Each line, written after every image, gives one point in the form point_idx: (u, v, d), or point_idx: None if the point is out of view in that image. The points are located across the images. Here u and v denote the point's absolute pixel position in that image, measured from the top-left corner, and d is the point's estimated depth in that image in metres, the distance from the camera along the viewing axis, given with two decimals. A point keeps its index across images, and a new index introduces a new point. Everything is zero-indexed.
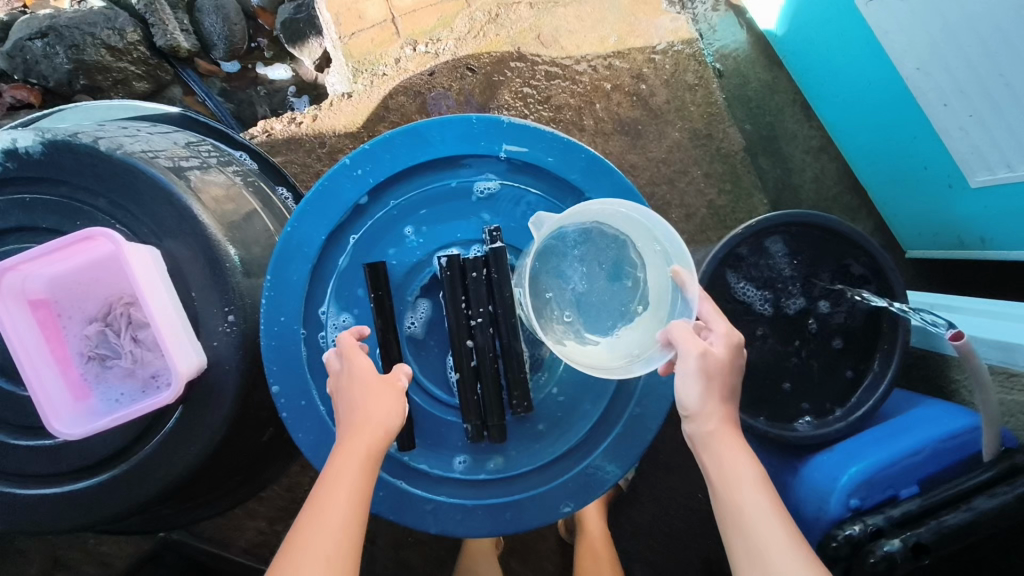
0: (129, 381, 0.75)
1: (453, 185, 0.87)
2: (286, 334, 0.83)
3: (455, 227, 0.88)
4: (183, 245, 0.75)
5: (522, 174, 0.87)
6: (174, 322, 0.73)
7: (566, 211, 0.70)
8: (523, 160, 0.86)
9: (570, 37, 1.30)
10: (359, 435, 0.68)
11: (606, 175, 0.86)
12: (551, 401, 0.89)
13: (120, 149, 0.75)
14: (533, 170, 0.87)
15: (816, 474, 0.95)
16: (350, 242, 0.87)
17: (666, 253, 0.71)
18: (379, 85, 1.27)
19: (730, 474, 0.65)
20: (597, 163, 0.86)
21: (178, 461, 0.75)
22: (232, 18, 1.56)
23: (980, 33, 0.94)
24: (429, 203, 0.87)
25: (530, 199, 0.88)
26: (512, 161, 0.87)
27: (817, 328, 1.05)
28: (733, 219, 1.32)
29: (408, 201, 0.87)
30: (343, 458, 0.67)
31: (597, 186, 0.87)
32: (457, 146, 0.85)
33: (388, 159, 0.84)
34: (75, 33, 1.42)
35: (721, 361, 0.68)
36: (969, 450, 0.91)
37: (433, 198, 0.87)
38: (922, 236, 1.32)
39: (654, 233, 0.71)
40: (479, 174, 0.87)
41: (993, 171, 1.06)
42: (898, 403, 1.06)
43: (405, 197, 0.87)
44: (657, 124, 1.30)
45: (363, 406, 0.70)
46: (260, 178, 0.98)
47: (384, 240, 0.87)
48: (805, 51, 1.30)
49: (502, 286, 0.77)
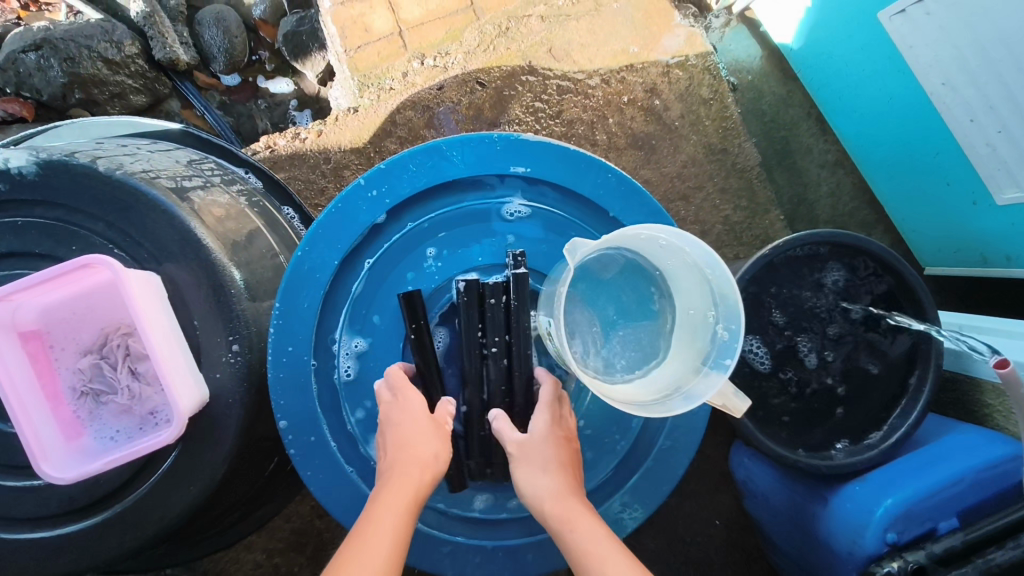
0: (126, 417, 0.69)
1: (472, 206, 0.79)
2: (296, 364, 0.77)
3: (475, 250, 0.80)
4: (187, 270, 0.72)
5: (551, 193, 0.79)
6: (175, 355, 0.68)
7: (604, 238, 0.62)
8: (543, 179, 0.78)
9: (582, 51, 1.27)
10: (405, 471, 0.63)
11: (639, 197, 0.78)
12: (577, 435, 0.83)
13: (120, 170, 0.72)
14: (555, 190, 0.79)
15: (848, 505, 0.90)
16: (365, 267, 0.79)
17: (709, 282, 0.64)
18: (385, 99, 1.25)
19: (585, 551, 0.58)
20: (626, 182, 0.77)
21: (179, 501, 0.71)
22: (232, 30, 1.54)
23: (1012, 48, 0.92)
24: (448, 224, 0.79)
25: (555, 221, 0.80)
26: (539, 179, 0.78)
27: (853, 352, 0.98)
28: (749, 236, 1.28)
29: (426, 222, 0.79)
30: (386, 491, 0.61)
31: (629, 209, 0.78)
32: (478, 165, 0.77)
33: (405, 179, 0.76)
34: (71, 46, 1.39)
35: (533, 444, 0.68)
36: (1010, 480, 0.86)
37: (451, 219, 0.79)
38: (941, 253, 1.27)
39: (695, 260, 0.64)
40: (498, 194, 0.79)
41: (1022, 188, 1.03)
42: (930, 429, 1.01)
43: (423, 219, 0.79)
44: (671, 139, 1.27)
45: (408, 442, 0.66)
46: (265, 198, 0.95)
47: (401, 265, 0.80)
48: (821, 66, 1.27)
49: (523, 314, 0.70)
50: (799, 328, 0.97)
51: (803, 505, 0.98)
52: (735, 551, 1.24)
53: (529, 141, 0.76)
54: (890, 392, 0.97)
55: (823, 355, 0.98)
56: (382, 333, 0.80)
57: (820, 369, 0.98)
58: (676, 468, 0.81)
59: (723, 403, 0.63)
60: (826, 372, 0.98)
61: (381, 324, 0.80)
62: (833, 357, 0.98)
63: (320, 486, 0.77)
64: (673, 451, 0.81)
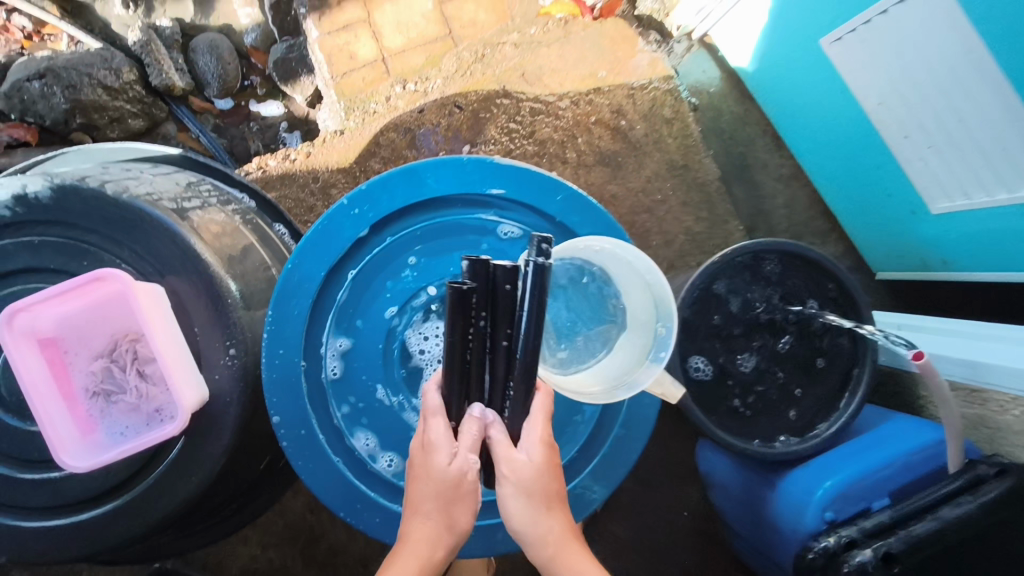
0: (133, 415, 0.77)
1: (446, 222, 0.87)
2: (288, 366, 0.83)
3: (449, 260, 0.88)
4: (188, 282, 0.80)
5: (516, 211, 0.87)
6: (178, 359, 0.76)
7: (555, 249, 0.74)
8: (509, 198, 0.86)
9: (553, 75, 1.37)
10: (415, 543, 0.68)
11: (593, 210, 0.86)
12: None
13: (126, 193, 0.80)
14: (519, 208, 0.87)
15: (793, 488, 0.99)
16: (350, 277, 0.86)
17: (648, 288, 0.75)
18: (369, 122, 1.34)
19: None
20: (582, 198, 0.85)
21: (182, 489, 0.78)
22: (225, 57, 1.63)
23: (935, 74, 1.00)
24: (424, 238, 0.87)
25: (521, 235, 0.88)
26: (504, 196, 0.86)
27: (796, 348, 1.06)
28: (710, 245, 1.38)
29: (404, 237, 0.86)
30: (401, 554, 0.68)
31: (586, 221, 0.86)
32: (451, 185, 0.84)
33: (386, 199, 0.83)
34: (72, 74, 1.48)
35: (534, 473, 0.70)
36: (936, 462, 0.96)
37: (427, 233, 0.87)
38: (888, 258, 1.37)
39: (636, 270, 0.75)
40: (469, 210, 0.87)
41: (952, 199, 1.12)
42: (869, 418, 1.10)
43: (402, 234, 0.86)
44: (636, 156, 1.36)
45: (423, 507, 0.69)
46: (257, 216, 1.03)
47: (382, 275, 0.87)
48: (776, 85, 1.36)
49: (540, 316, 0.64)
50: (751, 331, 1.05)
51: (755, 490, 1.07)
52: (702, 539, 1.32)
53: (495, 162, 0.84)
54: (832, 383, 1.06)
55: (773, 355, 1.06)
56: (366, 335, 0.87)
57: (770, 364, 1.06)
58: (631, 455, 0.89)
59: (662, 391, 0.76)
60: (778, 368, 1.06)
61: (365, 328, 0.87)
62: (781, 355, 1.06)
63: (308, 474, 0.84)
64: (627, 438, 0.89)
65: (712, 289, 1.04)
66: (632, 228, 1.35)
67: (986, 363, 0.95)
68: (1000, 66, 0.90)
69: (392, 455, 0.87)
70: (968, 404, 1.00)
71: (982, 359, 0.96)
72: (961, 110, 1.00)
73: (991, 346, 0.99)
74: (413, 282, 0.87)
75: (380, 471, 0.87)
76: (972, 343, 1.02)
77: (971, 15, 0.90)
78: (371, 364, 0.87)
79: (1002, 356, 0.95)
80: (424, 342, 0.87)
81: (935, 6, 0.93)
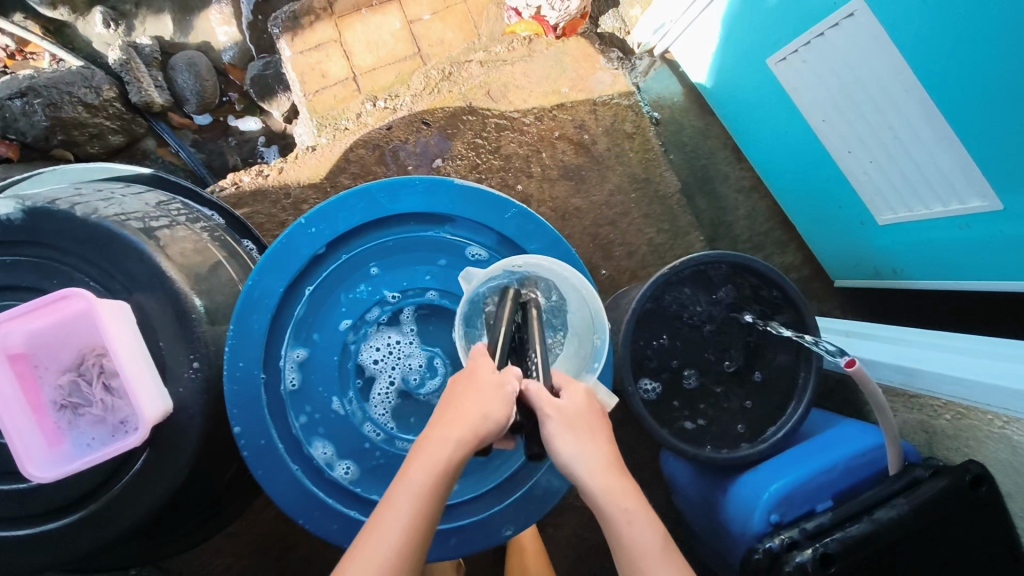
0: (99, 426, 0.81)
1: (400, 240, 0.93)
2: (248, 378, 0.86)
3: (402, 277, 0.94)
4: (155, 298, 0.84)
5: (467, 229, 0.93)
6: (142, 372, 0.80)
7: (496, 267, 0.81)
8: (461, 217, 0.91)
9: (517, 92, 1.42)
10: (454, 428, 0.64)
11: (541, 228, 0.91)
12: None
13: (95, 214, 0.84)
14: (471, 227, 0.93)
15: (743, 491, 1.03)
16: (307, 293, 0.91)
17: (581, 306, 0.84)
18: (340, 138, 1.38)
19: (631, 549, 0.63)
20: (530, 217, 0.91)
21: (147, 498, 0.82)
22: (203, 74, 1.67)
23: (870, 92, 1.05)
24: (378, 255, 0.93)
25: (472, 252, 0.94)
26: (456, 215, 0.91)
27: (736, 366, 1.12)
28: (671, 255, 1.44)
29: (359, 254, 0.92)
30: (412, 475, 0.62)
31: (534, 239, 0.91)
32: (403, 205, 0.90)
33: (342, 218, 0.89)
34: (53, 92, 1.50)
35: (579, 410, 0.68)
36: (877, 466, 1.00)
37: (382, 250, 0.93)
38: (844, 266, 1.41)
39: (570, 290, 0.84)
40: (422, 228, 0.93)
41: (896, 211, 1.16)
42: (819, 423, 1.14)
43: (356, 251, 0.92)
44: (599, 170, 1.42)
45: (463, 408, 0.65)
46: (226, 233, 1.07)
47: (338, 291, 0.93)
48: (732, 100, 1.41)
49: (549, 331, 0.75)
50: (694, 338, 1.12)
51: (710, 494, 1.11)
52: None
53: (446, 181, 0.90)
54: (775, 391, 1.11)
55: (715, 358, 1.12)
56: (321, 348, 0.92)
57: (710, 375, 1.12)
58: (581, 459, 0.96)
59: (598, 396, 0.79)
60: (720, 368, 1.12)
61: (322, 340, 0.92)
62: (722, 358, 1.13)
63: (268, 482, 0.87)
64: None
65: (658, 299, 1.10)
66: (596, 239, 1.40)
67: (920, 368, 1.01)
68: (925, 82, 0.96)
69: (349, 462, 0.92)
70: (908, 410, 1.05)
71: (919, 367, 1.01)
72: (894, 126, 1.05)
73: (928, 352, 1.04)
74: (368, 298, 0.93)
75: (337, 479, 0.90)
76: (910, 352, 1.07)
77: (896, 36, 0.96)
78: (326, 376, 0.92)
79: (935, 361, 1.01)
80: (377, 351, 0.94)
81: (867, 25, 0.99)
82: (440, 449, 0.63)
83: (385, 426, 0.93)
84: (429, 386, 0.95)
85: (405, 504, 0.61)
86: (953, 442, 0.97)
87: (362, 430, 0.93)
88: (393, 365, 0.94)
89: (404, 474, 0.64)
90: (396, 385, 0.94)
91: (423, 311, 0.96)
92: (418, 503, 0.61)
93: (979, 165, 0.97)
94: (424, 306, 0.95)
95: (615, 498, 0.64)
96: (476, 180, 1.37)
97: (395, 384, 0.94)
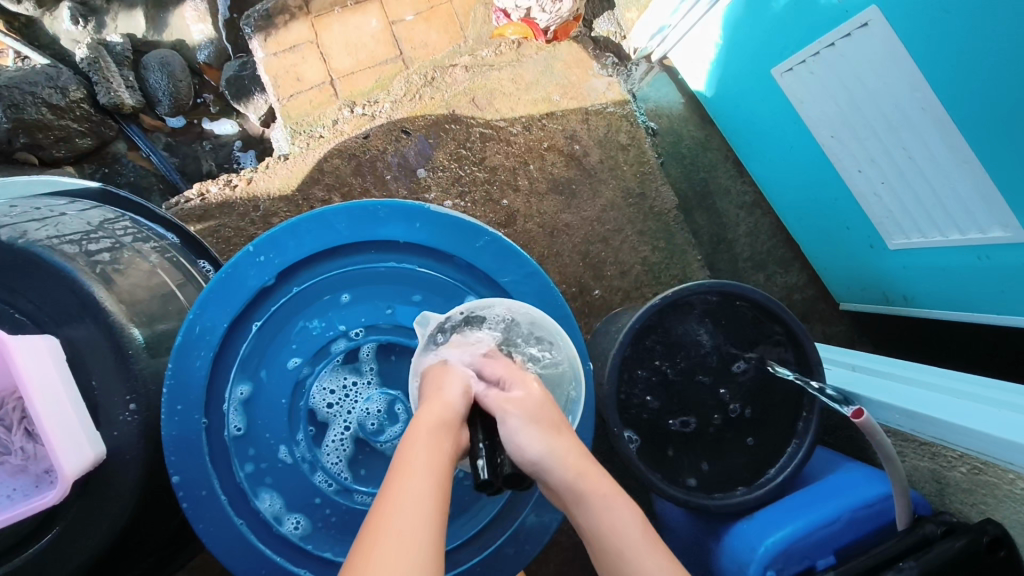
0: (20, 476, 0.72)
1: (360, 270, 0.90)
2: (188, 423, 0.82)
3: (359, 310, 0.91)
4: (87, 332, 0.75)
5: (433, 257, 0.91)
6: (66, 416, 0.70)
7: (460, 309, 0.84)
8: (423, 244, 0.89)
9: (504, 100, 1.34)
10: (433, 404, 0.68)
11: (513, 255, 0.90)
12: (459, 485, 0.92)
13: (23, 237, 0.75)
14: (433, 255, 0.91)
15: (737, 541, 0.93)
16: (254, 329, 0.88)
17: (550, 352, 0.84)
18: (314, 148, 1.30)
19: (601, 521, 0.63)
20: (501, 243, 0.89)
21: (75, 555, 0.74)
22: (177, 74, 1.58)
23: (882, 108, 0.96)
24: (334, 288, 0.90)
25: (437, 282, 0.92)
26: (422, 242, 0.89)
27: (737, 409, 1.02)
28: (667, 275, 1.35)
29: (313, 286, 0.89)
30: (405, 469, 0.59)
31: (507, 269, 0.90)
32: (362, 233, 0.88)
33: (292, 247, 0.86)
34: (15, 93, 1.41)
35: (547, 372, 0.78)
36: (884, 518, 0.90)
37: (340, 281, 0.90)
38: (851, 289, 1.31)
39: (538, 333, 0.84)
40: (383, 257, 0.91)
41: (908, 236, 1.07)
42: (822, 465, 1.05)
43: (310, 283, 0.89)
44: (590, 183, 1.34)
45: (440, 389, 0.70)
46: (180, 254, 1.00)
47: (288, 325, 0.90)
48: (732, 111, 1.32)
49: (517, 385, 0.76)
50: (687, 383, 1.01)
51: (702, 540, 1.03)
52: None
53: (409, 206, 0.87)
54: (776, 432, 1.02)
55: (707, 406, 1.02)
56: (269, 386, 0.89)
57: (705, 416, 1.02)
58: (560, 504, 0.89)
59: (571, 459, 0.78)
60: (711, 418, 1.02)
61: (271, 376, 0.89)
62: (714, 407, 1.02)
63: (211, 538, 0.83)
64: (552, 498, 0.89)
65: (644, 336, 1.00)
66: (587, 257, 1.31)
67: (933, 416, 0.92)
68: (944, 100, 0.87)
69: (299, 516, 0.88)
70: (920, 456, 0.96)
71: (928, 413, 0.93)
72: (908, 146, 0.96)
73: (943, 398, 0.95)
74: (324, 333, 0.90)
75: (285, 534, 0.87)
76: (920, 395, 0.98)
77: (913, 49, 0.87)
78: (274, 417, 0.88)
79: (950, 409, 0.91)
80: (331, 394, 0.91)
81: (882, 36, 0.90)
82: (425, 438, 0.63)
83: (339, 476, 0.89)
84: (388, 433, 0.91)
85: (409, 493, 0.57)
86: (968, 498, 0.89)
87: (313, 480, 0.88)
88: (348, 410, 0.91)
89: (398, 476, 0.59)
90: (352, 430, 0.91)
91: (382, 347, 0.94)
92: (421, 491, 0.57)
93: (1001, 193, 0.88)
94: (383, 343, 0.93)
95: (558, 430, 0.69)
96: (459, 193, 1.29)
97: (350, 430, 0.91)
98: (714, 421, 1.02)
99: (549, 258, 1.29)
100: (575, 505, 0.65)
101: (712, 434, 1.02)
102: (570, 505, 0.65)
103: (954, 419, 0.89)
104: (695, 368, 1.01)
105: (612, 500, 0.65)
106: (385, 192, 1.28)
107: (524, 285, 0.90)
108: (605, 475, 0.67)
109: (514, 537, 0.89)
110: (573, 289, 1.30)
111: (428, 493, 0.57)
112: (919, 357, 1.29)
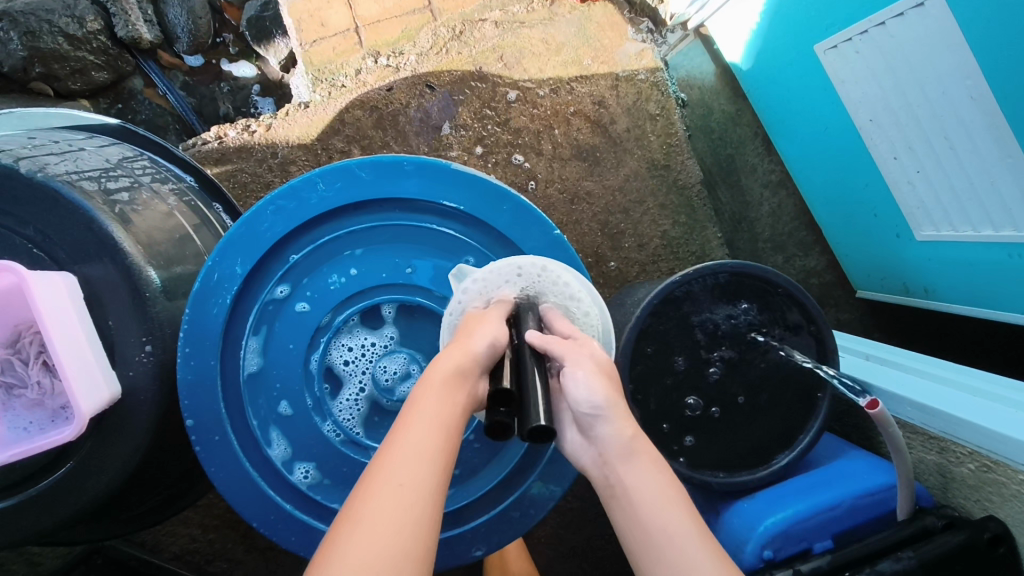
0: (36, 410, 0.73)
1: (380, 228, 0.90)
2: (204, 370, 0.83)
3: (379, 267, 0.90)
4: (105, 271, 0.74)
5: (455, 217, 0.90)
6: (80, 354, 0.70)
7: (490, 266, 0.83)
8: (450, 206, 0.89)
9: (533, 60, 1.31)
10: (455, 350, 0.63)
11: (538, 222, 0.89)
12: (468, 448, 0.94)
13: (42, 171, 0.73)
14: (457, 217, 0.90)
15: (736, 520, 0.94)
16: (271, 279, 0.88)
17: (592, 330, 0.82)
18: (335, 98, 1.27)
19: (641, 491, 0.58)
20: (521, 208, 0.88)
21: (87, 491, 0.75)
22: (197, 11, 1.52)
23: (928, 94, 0.93)
24: (353, 244, 0.90)
25: (460, 246, 0.91)
26: (443, 203, 0.88)
27: (742, 387, 1.01)
28: (685, 251, 1.33)
29: (334, 240, 0.89)
30: (426, 385, 0.59)
31: (530, 237, 0.89)
32: (387, 188, 0.87)
33: (314, 200, 0.86)
34: (30, 19, 1.36)
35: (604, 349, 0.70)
36: (886, 507, 0.90)
37: (362, 237, 0.90)
38: (870, 278, 1.28)
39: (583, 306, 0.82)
40: (403, 216, 0.90)
41: (937, 228, 1.04)
42: (826, 451, 1.06)
43: (330, 238, 0.89)
44: (615, 152, 1.31)
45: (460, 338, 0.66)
46: (197, 197, 0.99)
47: (309, 279, 0.89)
48: (767, 88, 1.26)
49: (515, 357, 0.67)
50: (667, 395, 1.00)
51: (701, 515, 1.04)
52: None
53: (433, 164, 0.87)
54: (783, 416, 1.02)
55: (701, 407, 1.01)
56: (281, 333, 0.89)
57: (707, 400, 1.01)
58: (569, 472, 0.89)
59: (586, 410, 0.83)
60: (709, 413, 1.01)
61: (283, 328, 0.89)
62: (715, 398, 1.01)
63: (222, 481, 0.85)
64: (562, 467, 0.90)
65: (662, 314, 0.99)
66: (606, 228, 1.30)
67: (943, 412, 0.92)
68: (996, 91, 0.84)
69: (309, 466, 0.90)
70: (925, 450, 0.97)
71: (941, 408, 0.92)
72: (951, 136, 0.93)
73: (955, 393, 0.95)
74: (345, 288, 0.90)
75: (295, 483, 0.89)
76: (938, 390, 0.97)
77: (970, 35, 0.84)
78: (286, 368, 0.89)
79: (964, 405, 0.91)
80: (349, 351, 0.92)
81: (939, 20, 0.86)
82: (442, 382, 0.59)
83: (350, 429, 0.90)
84: (400, 392, 0.92)
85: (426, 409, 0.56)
86: (973, 493, 0.89)
87: (322, 430, 0.90)
88: (364, 368, 0.92)
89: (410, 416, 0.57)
90: (367, 390, 0.92)
91: (403, 308, 0.94)
92: (435, 408, 0.57)
93: None
94: (403, 303, 0.93)
95: (625, 441, 0.61)
96: (481, 153, 1.27)
97: (365, 390, 0.92)
98: (714, 413, 1.01)
99: (567, 225, 1.28)
100: (629, 514, 0.58)
101: (718, 425, 1.02)
102: (615, 506, 0.59)
103: (964, 415, 0.89)
104: (696, 343, 1.00)
105: (678, 517, 0.57)
106: (406, 147, 1.26)
107: (546, 251, 0.90)
108: (663, 490, 0.58)
109: (519, 502, 0.90)
110: (590, 259, 1.29)
111: (448, 408, 0.57)
112: (934, 352, 1.28)
